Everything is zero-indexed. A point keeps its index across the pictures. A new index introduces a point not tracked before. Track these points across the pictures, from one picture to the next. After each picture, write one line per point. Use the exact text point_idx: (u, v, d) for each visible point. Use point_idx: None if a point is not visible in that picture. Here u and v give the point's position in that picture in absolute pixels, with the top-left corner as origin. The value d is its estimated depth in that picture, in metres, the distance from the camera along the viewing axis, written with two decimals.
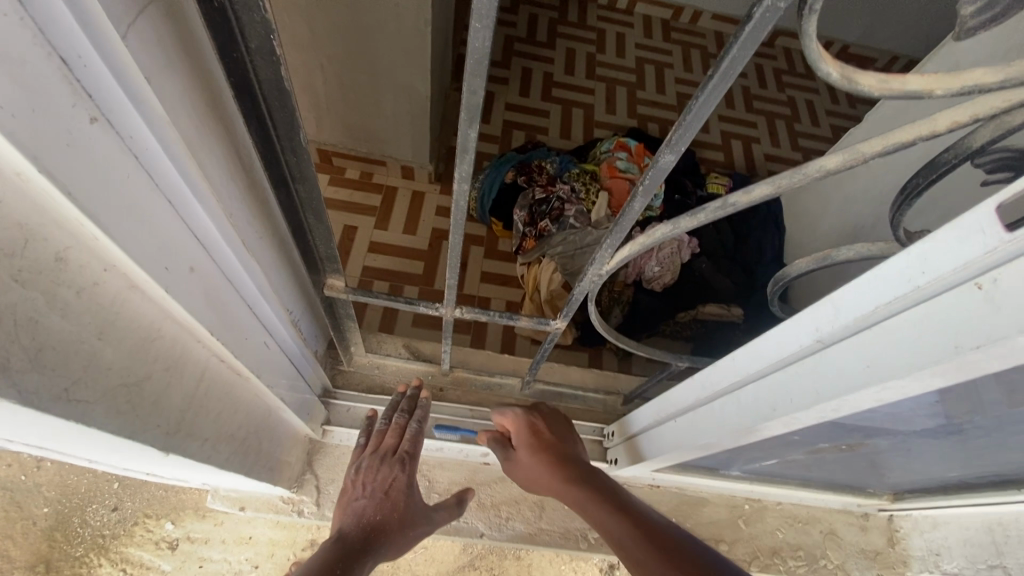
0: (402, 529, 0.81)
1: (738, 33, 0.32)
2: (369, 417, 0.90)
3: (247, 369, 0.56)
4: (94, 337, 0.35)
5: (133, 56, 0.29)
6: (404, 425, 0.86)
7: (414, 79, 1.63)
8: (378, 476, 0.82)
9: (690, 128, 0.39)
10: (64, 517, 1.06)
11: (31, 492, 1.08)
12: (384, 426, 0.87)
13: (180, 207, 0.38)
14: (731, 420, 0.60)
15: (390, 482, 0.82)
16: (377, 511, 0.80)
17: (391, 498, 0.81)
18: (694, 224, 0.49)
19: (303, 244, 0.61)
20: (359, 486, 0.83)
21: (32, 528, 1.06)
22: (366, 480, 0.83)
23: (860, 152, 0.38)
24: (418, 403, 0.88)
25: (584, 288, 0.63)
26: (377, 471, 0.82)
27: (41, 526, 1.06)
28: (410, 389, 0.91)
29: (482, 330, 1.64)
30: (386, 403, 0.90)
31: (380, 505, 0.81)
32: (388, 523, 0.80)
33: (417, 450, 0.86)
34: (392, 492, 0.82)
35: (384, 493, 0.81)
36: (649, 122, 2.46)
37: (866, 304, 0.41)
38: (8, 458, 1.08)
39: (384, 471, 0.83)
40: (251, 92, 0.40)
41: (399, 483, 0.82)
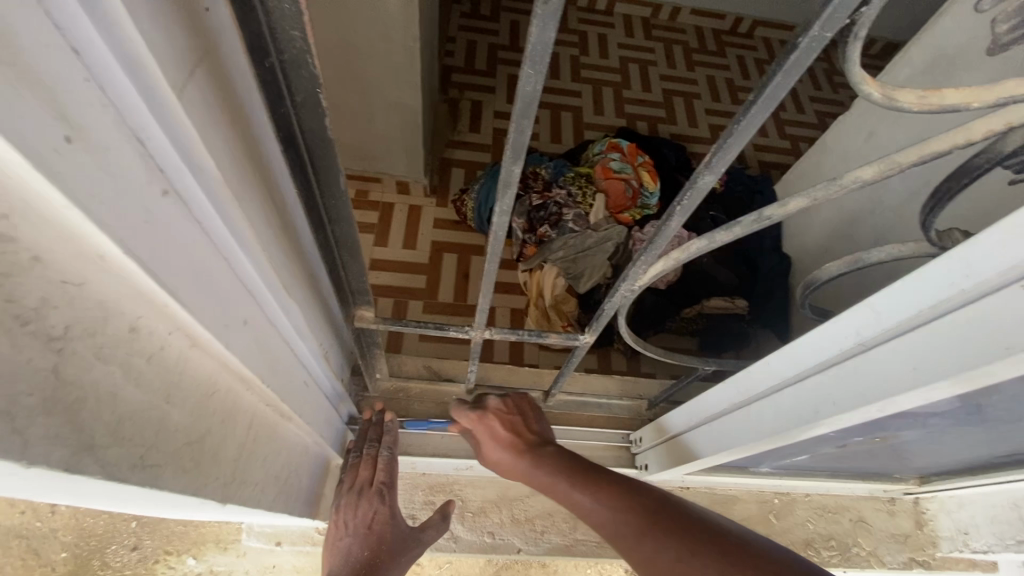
0: (390, 561, 0.82)
1: (782, 60, 0.33)
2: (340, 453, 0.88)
3: (290, 411, 0.57)
4: (161, 401, 0.36)
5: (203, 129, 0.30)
6: (375, 454, 0.86)
7: (405, 95, 1.64)
8: (358, 513, 0.83)
9: (731, 150, 0.40)
10: (83, 560, 1.04)
11: (48, 539, 1.06)
12: (355, 459, 0.86)
13: (232, 262, 0.39)
14: (771, 424, 0.61)
15: (371, 517, 0.83)
16: (363, 550, 0.81)
17: (374, 534, 0.82)
18: (727, 238, 0.50)
19: (335, 280, 0.61)
20: (342, 525, 0.83)
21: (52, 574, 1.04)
22: (348, 520, 0.83)
23: (896, 163, 0.39)
24: (384, 429, 0.88)
25: (615, 303, 0.64)
26: (354, 509, 0.83)
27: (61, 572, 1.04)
28: (374, 415, 0.90)
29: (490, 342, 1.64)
30: (355, 432, 0.89)
31: (365, 541, 0.81)
32: (376, 558, 0.81)
33: (391, 480, 0.86)
34: (375, 527, 0.83)
35: (366, 529, 0.82)
36: (638, 121, 2.48)
37: (908, 308, 0.42)
38: (22, 504, 1.06)
39: (363, 506, 0.83)
40: (295, 143, 0.41)
41: (381, 516, 0.83)
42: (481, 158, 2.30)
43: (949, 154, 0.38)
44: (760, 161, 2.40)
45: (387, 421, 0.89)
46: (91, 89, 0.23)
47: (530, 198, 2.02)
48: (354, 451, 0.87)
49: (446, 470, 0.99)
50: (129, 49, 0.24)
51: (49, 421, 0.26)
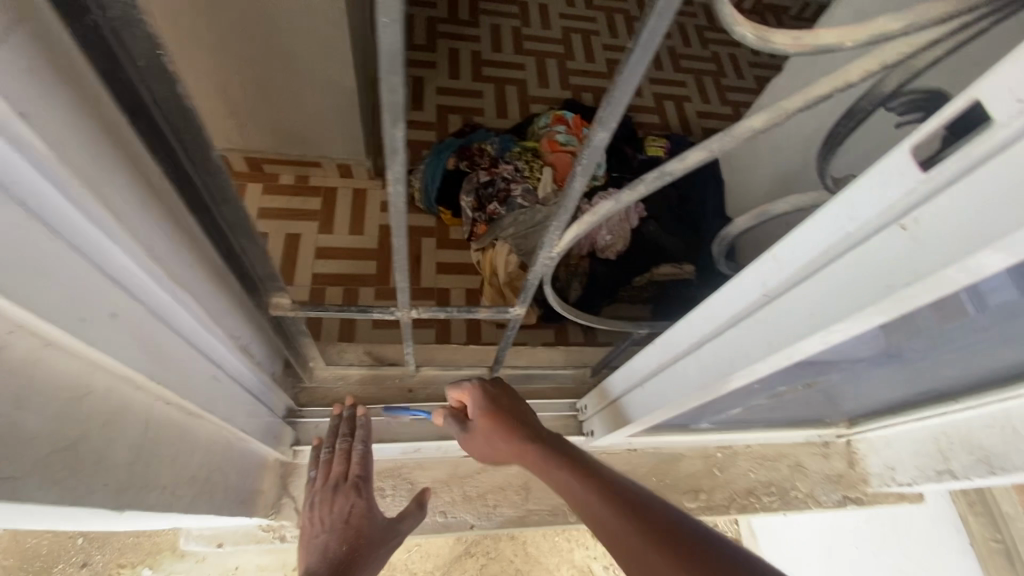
0: (370, 555, 0.81)
1: (653, 4, 0.32)
2: (313, 450, 0.89)
3: (195, 408, 0.54)
4: (8, 408, 0.33)
5: (8, 96, 0.26)
6: (348, 448, 0.86)
7: (337, 72, 1.57)
8: (334, 509, 0.82)
9: (619, 103, 0.38)
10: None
11: None
12: (328, 455, 0.87)
13: (89, 251, 0.36)
14: (693, 381, 0.62)
15: (347, 512, 0.82)
16: (342, 545, 0.80)
17: (351, 529, 0.81)
18: (635, 197, 0.49)
19: (238, 266, 0.57)
20: (318, 522, 0.83)
21: None
22: (326, 517, 0.82)
23: (783, 109, 0.39)
24: (357, 424, 0.88)
25: (538, 273, 0.63)
26: (331, 505, 0.82)
27: None
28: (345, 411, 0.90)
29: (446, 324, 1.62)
30: (328, 429, 0.89)
31: (344, 536, 0.81)
32: (354, 551, 0.80)
33: (366, 473, 0.86)
34: (353, 522, 0.82)
35: (343, 525, 0.81)
36: (583, 91, 2.46)
37: (804, 255, 0.43)
38: None
39: (339, 502, 0.83)
40: (149, 113, 0.37)
41: (358, 510, 0.82)
42: (425, 137, 2.24)
43: (831, 98, 0.38)
44: (703, 127, 2.43)
45: (355, 414, 0.89)
46: None
47: (476, 174, 1.99)
48: (327, 447, 0.88)
49: (394, 455, 0.97)
50: None
51: None
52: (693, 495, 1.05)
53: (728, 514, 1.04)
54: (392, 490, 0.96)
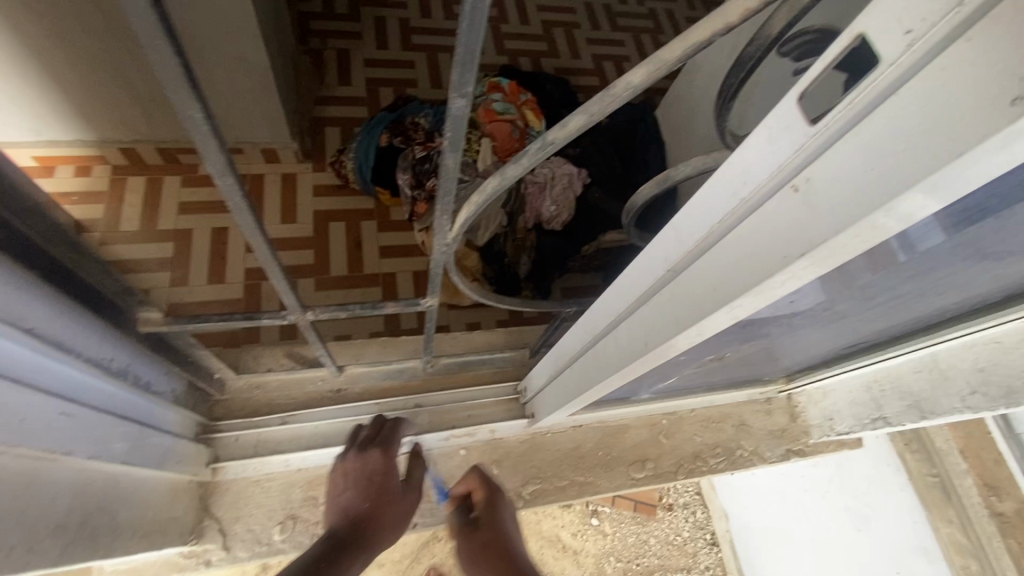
0: (390, 516, 0.75)
1: None
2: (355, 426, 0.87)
3: (40, 452, 0.46)
4: None
5: None
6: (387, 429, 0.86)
7: (244, 47, 1.43)
8: (360, 464, 0.79)
9: (468, 63, 0.32)
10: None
11: None
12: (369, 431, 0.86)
13: None
14: (612, 364, 0.58)
15: (375, 471, 0.79)
16: (362, 500, 0.75)
17: (372, 480, 0.78)
18: (520, 172, 0.43)
19: (79, 286, 0.50)
20: (345, 480, 0.78)
21: None
22: (353, 474, 0.79)
23: (662, 61, 0.34)
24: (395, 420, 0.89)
25: (439, 262, 0.57)
26: (361, 459, 0.80)
27: None
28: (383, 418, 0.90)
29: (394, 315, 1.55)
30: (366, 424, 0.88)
31: (367, 493, 0.76)
32: (375, 510, 0.74)
33: (397, 440, 0.85)
34: (377, 479, 0.78)
35: (365, 482, 0.78)
36: (519, 55, 2.36)
37: (702, 225, 0.39)
38: None
39: (366, 458, 0.80)
40: None
41: (386, 472, 0.80)
42: (354, 113, 2.10)
43: (712, 45, 0.33)
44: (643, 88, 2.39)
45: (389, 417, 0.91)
46: None
47: (410, 150, 1.87)
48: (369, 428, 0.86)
49: (325, 462, 0.91)
50: None
51: None
52: (641, 466, 1.04)
53: (676, 480, 1.04)
54: None
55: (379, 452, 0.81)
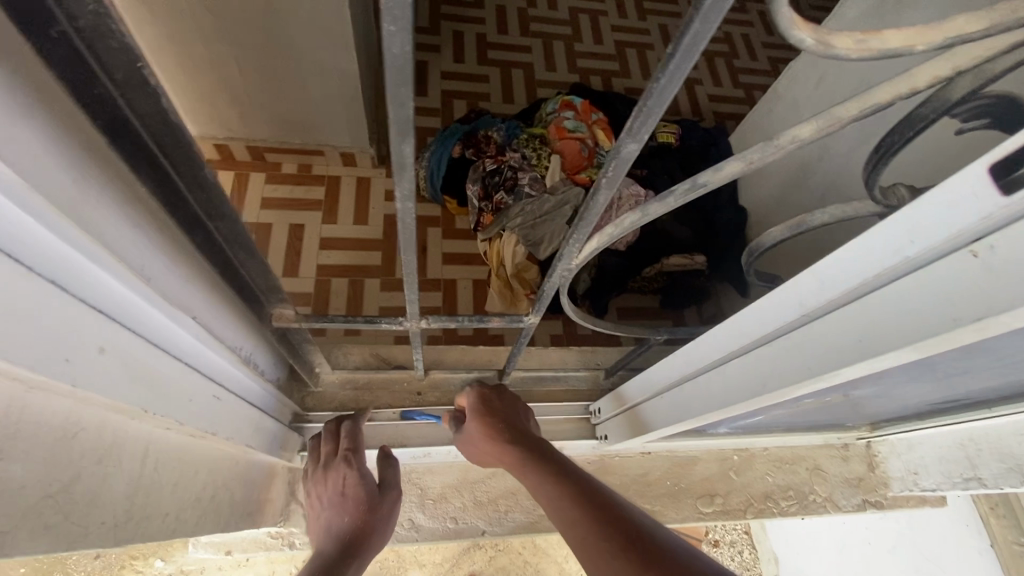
0: (376, 523, 0.78)
1: (698, 6, 0.28)
2: (311, 440, 0.87)
3: (200, 430, 0.51)
4: None
5: None
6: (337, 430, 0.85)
7: (339, 58, 1.51)
8: (328, 485, 0.80)
9: (653, 113, 0.34)
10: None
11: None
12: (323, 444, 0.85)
13: (77, 283, 0.33)
14: (717, 397, 0.59)
15: (341, 484, 0.79)
16: (344, 517, 0.77)
17: (347, 496, 0.78)
18: (662, 209, 0.45)
19: (237, 280, 0.54)
20: (319, 502, 0.80)
21: None
22: (325, 496, 0.80)
23: (836, 118, 0.35)
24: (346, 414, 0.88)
25: (555, 283, 0.59)
26: (327, 479, 0.80)
27: None
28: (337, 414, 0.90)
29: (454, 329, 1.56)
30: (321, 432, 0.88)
31: (341, 512, 0.78)
32: (357, 521, 0.77)
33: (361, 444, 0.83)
34: (347, 489, 0.79)
35: (342, 499, 0.79)
36: (591, 74, 2.39)
37: (852, 275, 0.40)
38: None
39: (332, 477, 0.80)
40: (132, 132, 0.34)
41: (352, 480, 0.79)
42: (430, 123, 2.18)
43: (892, 107, 0.34)
44: (715, 112, 2.36)
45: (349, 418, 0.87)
46: None
47: (482, 162, 1.93)
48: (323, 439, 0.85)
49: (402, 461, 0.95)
50: None
51: None
52: (709, 500, 1.02)
53: (744, 519, 1.02)
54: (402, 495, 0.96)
55: (344, 465, 0.80)
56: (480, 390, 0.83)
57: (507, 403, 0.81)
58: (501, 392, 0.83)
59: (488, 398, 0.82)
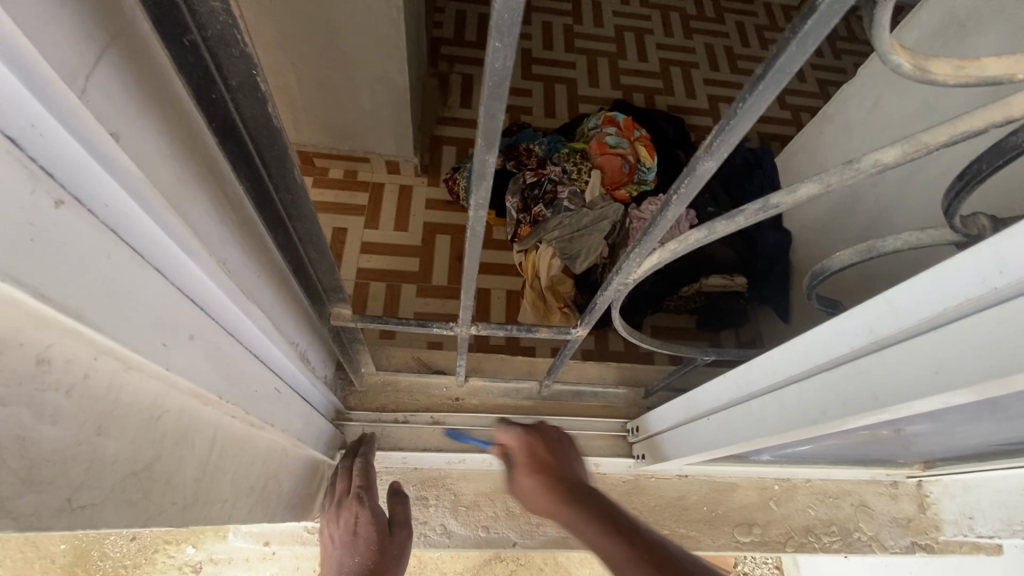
0: (386, 565, 0.75)
1: (795, 29, 0.28)
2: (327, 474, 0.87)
3: (261, 420, 0.53)
4: (91, 435, 0.32)
5: (116, 143, 0.26)
6: (351, 463, 0.83)
7: (392, 70, 1.56)
8: (341, 523, 0.78)
9: (735, 132, 0.35)
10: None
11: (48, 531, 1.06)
12: (337, 476, 0.84)
13: (175, 273, 0.35)
14: (770, 422, 0.58)
15: (353, 523, 0.77)
16: (354, 559, 0.75)
17: (358, 536, 0.76)
18: (730, 228, 0.45)
19: (304, 277, 0.57)
20: (332, 540, 0.78)
21: (51, 566, 1.08)
22: (338, 535, 0.78)
23: (923, 143, 0.35)
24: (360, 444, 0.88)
25: (608, 297, 0.60)
26: (339, 517, 0.79)
27: (60, 563, 1.08)
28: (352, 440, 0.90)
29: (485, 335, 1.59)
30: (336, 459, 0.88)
31: (353, 552, 0.76)
32: (368, 563, 0.74)
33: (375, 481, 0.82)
34: (357, 529, 0.77)
35: (354, 538, 0.77)
36: (634, 91, 2.40)
37: (930, 304, 0.38)
38: None
39: (344, 515, 0.78)
40: (236, 134, 0.36)
41: (363, 519, 0.77)
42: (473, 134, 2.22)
43: (985, 134, 0.33)
44: (760, 133, 2.32)
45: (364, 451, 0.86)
46: None
47: (523, 175, 1.95)
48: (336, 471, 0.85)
49: (437, 466, 0.96)
50: None
51: None
52: (747, 530, 0.99)
53: (784, 552, 0.98)
54: (435, 499, 0.96)
55: (356, 501, 0.79)
56: (526, 436, 0.76)
57: (557, 451, 0.74)
58: (547, 435, 0.77)
59: (531, 444, 0.75)
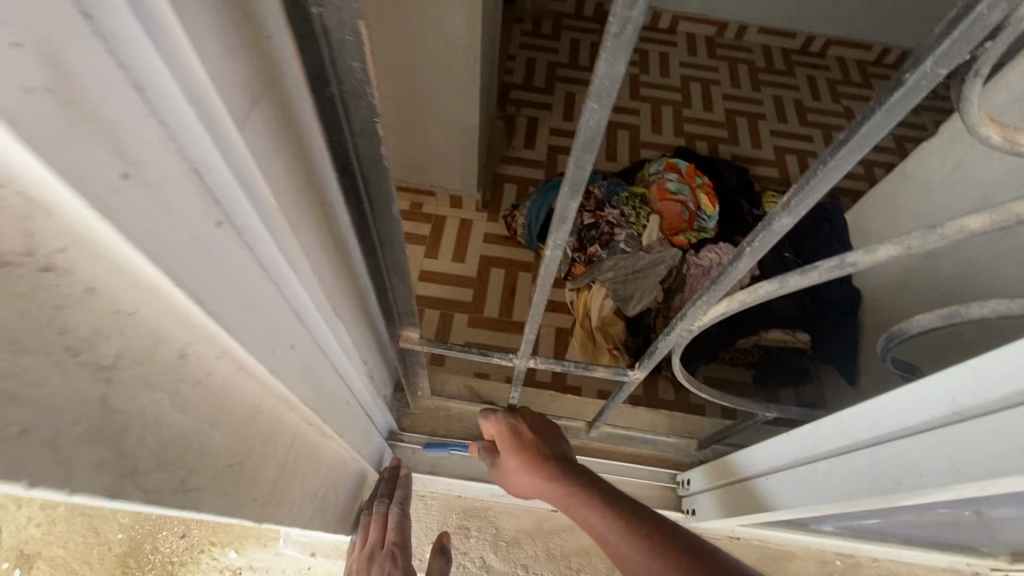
0: None
1: (880, 100, 0.30)
2: (357, 511, 0.87)
3: (332, 429, 0.57)
4: (205, 426, 0.36)
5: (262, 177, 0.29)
6: (385, 511, 0.83)
7: (465, 113, 1.65)
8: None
9: (813, 192, 0.36)
10: (135, 543, 1.08)
11: (108, 518, 1.10)
12: (367, 521, 0.84)
13: (287, 289, 0.39)
14: (835, 487, 0.56)
15: None
16: None
17: None
18: (802, 283, 0.45)
19: (382, 299, 0.61)
20: None
21: (108, 553, 1.08)
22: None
23: (1010, 213, 0.35)
24: (397, 484, 0.87)
25: (670, 343, 0.60)
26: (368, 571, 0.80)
27: (115, 552, 1.08)
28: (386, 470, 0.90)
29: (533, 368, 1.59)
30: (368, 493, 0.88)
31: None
32: None
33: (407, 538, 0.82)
34: None
35: None
36: (698, 140, 2.41)
37: (1018, 377, 0.37)
38: None
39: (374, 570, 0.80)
40: (351, 170, 0.41)
41: None
42: (536, 174, 2.29)
43: None
44: (830, 186, 2.26)
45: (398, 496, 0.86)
46: (144, 122, 0.22)
47: (581, 216, 1.96)
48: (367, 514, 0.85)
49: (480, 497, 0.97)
50: (191, 83, 0.22)
51: (95, 448, 0.26)
52: None
53: None
54: (476, 531, 0.96)
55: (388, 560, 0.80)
56: (513, 425, 0.78)
57: (542, 432, 0.79)
58: (531, 419, 0.80)
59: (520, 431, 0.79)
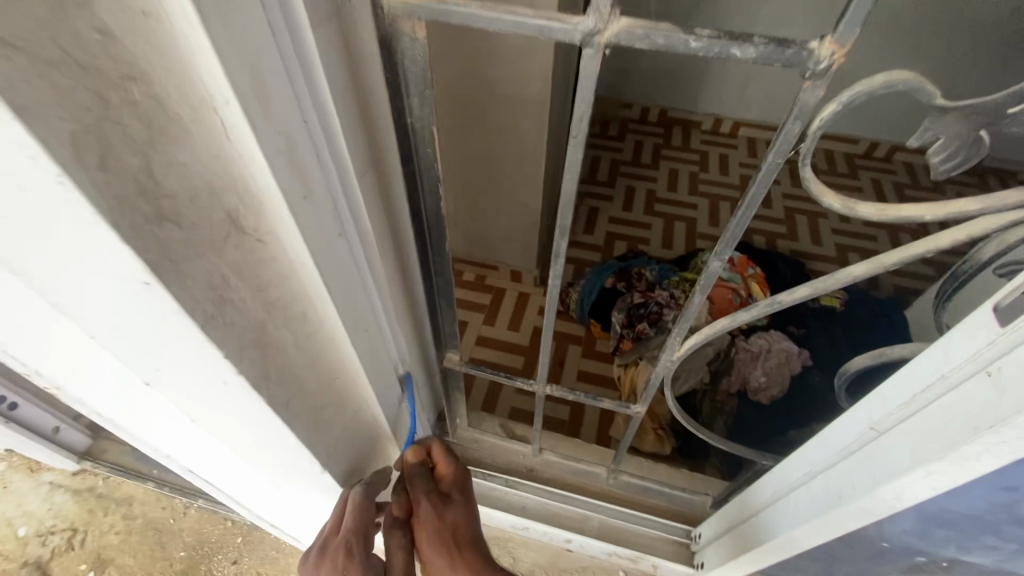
0: None
1: (755, 178, 0.45)
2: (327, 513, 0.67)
3: (385, 421, 0.73)
4: (305, 370, 0.54)
5: (361, 208, 0.50)
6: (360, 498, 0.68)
7: (529, 197, 1.91)
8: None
9: (730, 242, 0.51)
10: (194, 562, 1.25)
11: (175, 535, 1.28)
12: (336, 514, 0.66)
13: (372, 293, 0.58)
14: (805, 512, 0.63)
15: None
16: None
17: None
18: (747, 319, 0.58)
19: (434, 322, 0.79)
20: None
21: (168, 569, 1.24)
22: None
23: (881, 263, 0.48)
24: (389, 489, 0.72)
25: (661, 374, 0.72)
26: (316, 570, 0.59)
27: (175, 568, 1.25)
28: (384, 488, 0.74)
29: (579, 421, 1.96)
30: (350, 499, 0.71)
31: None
32: None
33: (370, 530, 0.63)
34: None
35: None
36: (756, 233, 2.52)
37: (905, 392, 0.47)
38: (164, 501, 1.32)
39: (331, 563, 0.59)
40: (421, 217, 0.62)
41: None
42: (592, 257, 2.49)
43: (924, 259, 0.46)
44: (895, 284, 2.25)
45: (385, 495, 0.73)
46: (321, 171, 0.43)
47: (631, 295, 2.12)
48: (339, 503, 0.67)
49: (503, 525, 1.09)
50: (338, 152, 0.44)
51: (252, 352, 0.45)
52: None
53: None
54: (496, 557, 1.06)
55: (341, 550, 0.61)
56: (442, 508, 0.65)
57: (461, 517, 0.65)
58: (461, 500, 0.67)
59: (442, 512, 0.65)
